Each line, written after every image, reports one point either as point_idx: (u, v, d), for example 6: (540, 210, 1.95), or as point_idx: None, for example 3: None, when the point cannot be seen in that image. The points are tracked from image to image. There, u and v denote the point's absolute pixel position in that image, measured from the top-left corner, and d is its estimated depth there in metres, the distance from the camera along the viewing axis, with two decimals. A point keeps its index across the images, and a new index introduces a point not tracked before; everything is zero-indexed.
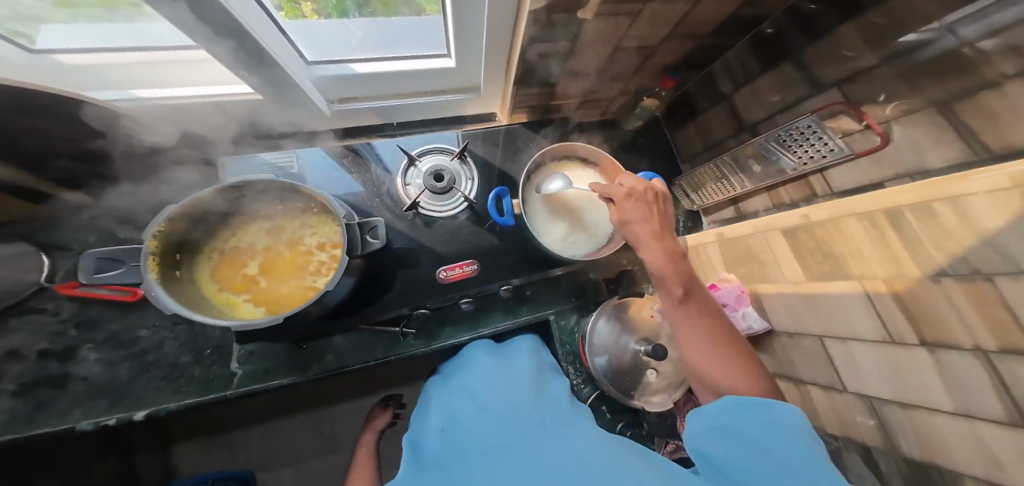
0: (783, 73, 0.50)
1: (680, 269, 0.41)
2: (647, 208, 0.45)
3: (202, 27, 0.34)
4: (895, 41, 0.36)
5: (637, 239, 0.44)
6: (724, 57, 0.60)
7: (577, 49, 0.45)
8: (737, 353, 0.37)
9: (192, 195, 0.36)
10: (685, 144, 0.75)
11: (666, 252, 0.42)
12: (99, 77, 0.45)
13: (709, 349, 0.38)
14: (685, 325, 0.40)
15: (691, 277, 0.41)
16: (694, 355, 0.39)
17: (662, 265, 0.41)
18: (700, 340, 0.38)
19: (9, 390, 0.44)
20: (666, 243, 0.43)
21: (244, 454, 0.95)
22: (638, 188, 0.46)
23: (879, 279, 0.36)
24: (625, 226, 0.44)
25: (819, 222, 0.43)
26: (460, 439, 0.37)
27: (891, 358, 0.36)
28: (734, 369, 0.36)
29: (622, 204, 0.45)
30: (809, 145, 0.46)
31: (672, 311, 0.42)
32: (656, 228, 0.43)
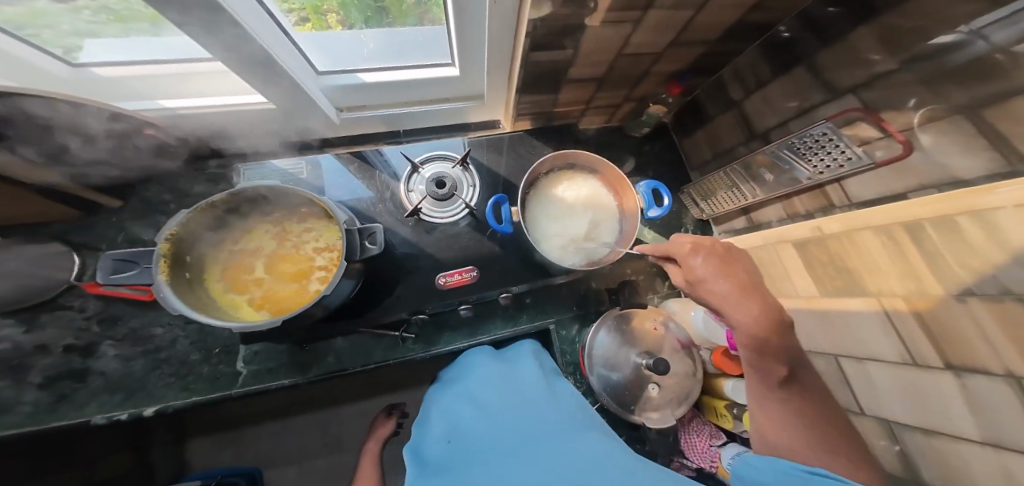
0: (796, 79, 0.48)
1: (776, 341, 0.34)
2: (730, 266, 0.37)
3: (214, 39, 0.36)
4: (915, 46, 0.34)
5: (722, 304, 0.36)
6: (735, 62, 0.58)
7: (579, 56, 0.45)
8: (833, 437, 0.31)
9: (203, 200, 0.39)
10: (694, 152, 0.73)
11: (763, 320, 0.34)
12: (132, 89, 0.47)
13: (805, 434, 0.31)
14: (775, 404, 0.34)
15: (794, 353, 0.34)
16: (769, 430, 0.34)
17: (753, 337, 0.34)
18: (785, 415, 0.33)
19: (36, 382, 0.47)
20: (762, 306, 0.34)
21: (253, 451, 0.97)
22: (706, 241, 0.40)
23: (898, 296, 0.34)
24: (705, 284, 0.38)
25: (833, 235, 0.41)
26: (464, 450, 0.36)
27: (913, 381, 0.34)
28: (836, 457, 0.29)
29: (690, 262, 0.39)
30: (826, 153, 0.44)
31: (761, 391, 0.35)
32: (744, 286, 0.36)
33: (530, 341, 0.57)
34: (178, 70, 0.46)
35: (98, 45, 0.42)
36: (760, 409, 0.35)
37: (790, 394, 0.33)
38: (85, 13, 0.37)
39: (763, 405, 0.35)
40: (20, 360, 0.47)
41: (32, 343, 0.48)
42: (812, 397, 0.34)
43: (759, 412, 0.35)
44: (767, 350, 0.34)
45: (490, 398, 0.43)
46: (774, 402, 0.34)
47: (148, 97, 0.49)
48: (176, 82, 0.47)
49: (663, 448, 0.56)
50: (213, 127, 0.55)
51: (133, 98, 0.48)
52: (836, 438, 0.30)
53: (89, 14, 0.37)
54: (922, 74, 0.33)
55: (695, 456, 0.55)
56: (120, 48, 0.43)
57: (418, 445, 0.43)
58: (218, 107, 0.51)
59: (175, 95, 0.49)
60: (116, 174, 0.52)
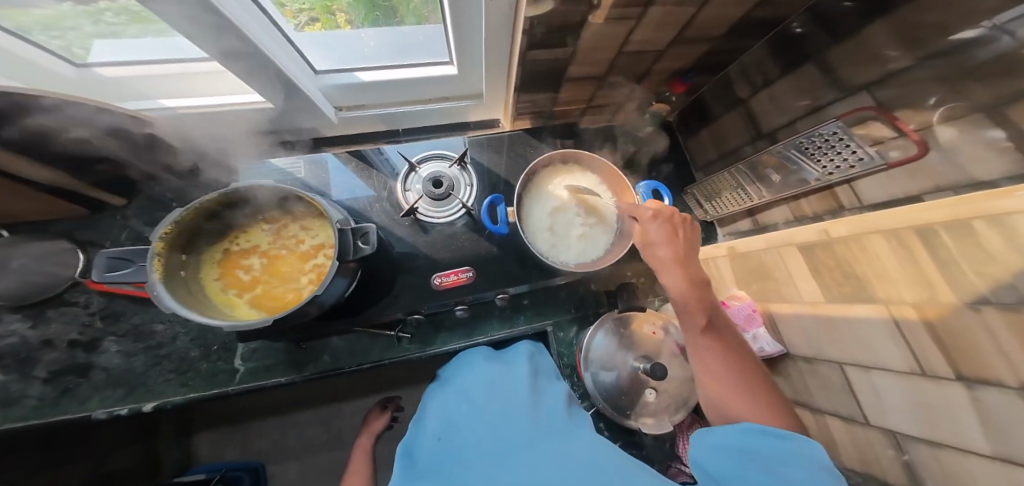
0: (806, 76, 0.46)
1: (699, 293, 0.40)
2: (675, 232, 0.43)
3: (212, 42, 0.36)
4: (934, 41, 0.32)
5: (660, 264, 0.42)
6: (742, 60, 0.57)
7: (578, 54, 0.44)
8: (756, 385, 0.34)
9: (198, 199, 0.39)
10: (699, 152, 0.72)
11: (685, 277, 0.41)
12: (132, 89, 0.48)
13: (734, 381, 0.35)
14: (710, 357, 0.37)
15: (715, 308, 0.40)
16: (712, 390, 0.36)
17: (684, 290, 0.40)
18: (720, 367, 0.36)
19: (41, 376, 0.48)
20: (687, 267, 0.41)
21: (255, 446, 0.98)
22: (665, 210, 0.45)
23: (907, 304, 0.32)
24: (653, 247, 0.43)
25: (841, 239, 0.39)
26: (456, 453, 0.36)
27: (920, 392, 0.32)
28: (757, 402, 0.33)
29: (646, 225, 0.44)
30: (835, 153, 0.42)
31: (693, 343, 0.39)
32: (680, 251, 0.42)
33: (536, 342, 0.56)
34: (178, 70, 0.47)
35: (106, 45, 0.43)
36: (700, 365, 0.38)
37: (714, 342, 0.38)
38: (106, 15, 0.38)
39: (700, 360, 0.38)
40: (28, 354, 0.49)
41: (39, 339, 0.49)
42: (732, 347, 0.38)
43: (698, 366, 0.38)
44: (696, 302, 0.40)
45: (483, 398, 0.43)
46: (708, 353, 0.37)
47: (149, 96, 0.50)
48: (175, 81, 0.48)
49: (661, 454, 0.55)
50: (212, 125, 0.55)
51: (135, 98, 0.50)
52: (769, 396, 0.34)
53: (110, 15, 0.38)
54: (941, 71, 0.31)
55: None
56: (120, 47, 0.44)
57: (412, 441, 0.43)
58: (217, 106, 0.53)
59: (175, 94, 0.51)
60: (120, 173, 0.53)
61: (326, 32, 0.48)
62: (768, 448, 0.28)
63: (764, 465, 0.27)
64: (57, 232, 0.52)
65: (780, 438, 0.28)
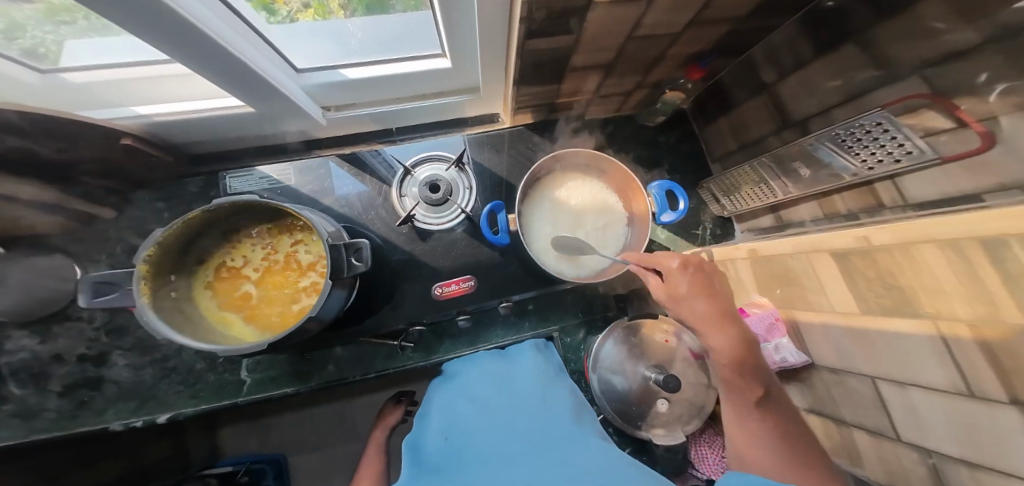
0: (842, 57, 0.40)
1: (748, 362, 0.38)
2: (708, 285, 0.42)
3: (178, 52, 0.32)
4: (998, 11, 0.25)
5: (700, 320, 0.41)
6: (768, 40, 0.50)
7: (581, 42, 0.39)
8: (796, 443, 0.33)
9: (180, 217, 0.36)
10: (716, 142, 0.66)
11: (733, 341, 0.39)
12: (95, 96, 0.42)
13: (773, 450, 0.33)
14: (751, 423, 0.35)
15: (764, 373, 0.38)
16: (743, 449, 0.34)
17: (729, 353, 0.39)
18: (760, 434, 0.34)
19: (56, 390, 0.49)
20: (730, 328, 0.40)
21: (278, 439, 1.02)
22: (693, 259, 0.44)
23: (961, 322, 0.28)
24: (687, 301, 0.42)
25: (882, 247, 0.35)
26: (467, 445, 0.34)
27: (962, 411, 0.29)
28: (803, 466, 0.31)
29: (674, 277, 0.43)
30: (877, 146, 0.36)
31: (737, 408, 0.37)
32: (721, 309, 0.41)
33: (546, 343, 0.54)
34: (148, 73, 0.42)
35: (77, 45, 0.38)
36: (738, 429, 0.36)
37: (766, 415, 0.36)
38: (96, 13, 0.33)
39: (739, 425, 0.36)
40: (40, 370, 0.50)
41: (48, 353, 0.50)
42: (789, 421, 0.36)
43: (737, 433, 0.36)
44: (745, 369, 0.38)
45: (492, 399, 0.40)
46: (753, 421, 0.35)
47: (120, 104, 0.45)
48: (147, 86, 0.43)
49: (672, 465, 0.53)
50: (191, 130, 0.51)
51: (104, 106, 0.45)
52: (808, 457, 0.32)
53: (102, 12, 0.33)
54: (1001, 51, 0.26)
55: (705, 468, 0.53)
56: (93, 49, 0.39)
57: (417, 436, 0.41)
58: (197, 112, 0.48)
59: (149, 100, 0.45)
60: (111, 184, 0.52)
61: (317, 20, 0.44)
62: None
63: None
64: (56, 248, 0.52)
65: None
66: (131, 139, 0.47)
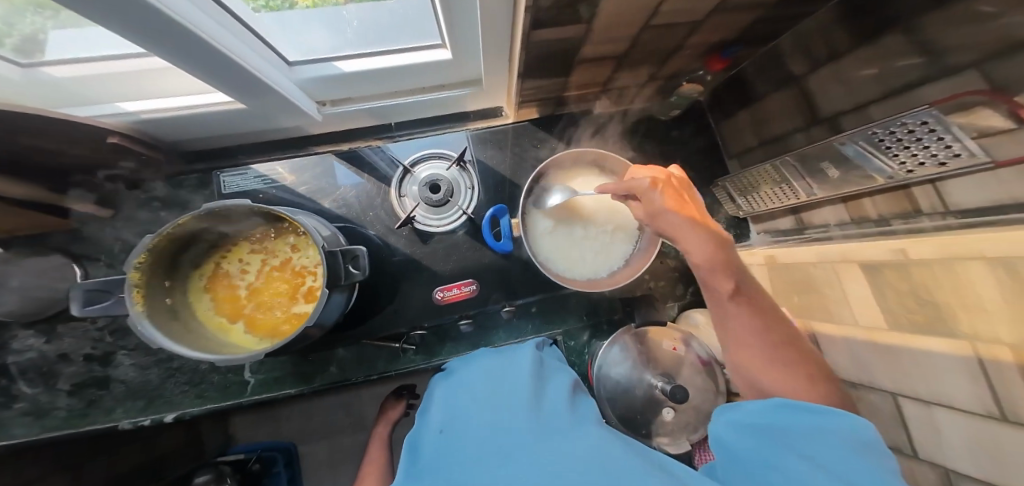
0: (883, 49, 0.35)
1: (726, 259, 0.35)
2: (681, 197, 0.39)
3: (170, 56, 0.31)
4: None
5: (679, 228, 0.37)
6: (798, 27, 0.45)
7: (592, 32, 0.35)
8: (794, 350, 0.31)
9: (169, 223, 0.35)
10: (735, 137, 0.63)
11: (710, 242, 0.35)
12: (78, 91, 0.40)
13: (760, 350, 0.32)
14: (736, 321, 0.34)
15: (739, 266, 0.35)
16: (741, 360, 0.33)
17: (708, 256, 0.35)
18: (747, 333, 0.33)
19: (66, 389, 0.50)
20: (709, 229, 0.36)
21: (288, 427, 1.05)
22: (662, 176, 0.40)
23: (1001, 344, 0.25)
24: (662, 211, 0.38)
25: (920, 261, 0.32)
26: (462, 444, 0.32)
27: (989, 436, 0.26)
28: (792, 371, 0.30)
29: (647, 196, 0.39)
30: (918, 148, 0.32)
31: (719, 308, 0.35)
32: (696, 214, 0.37)
33: (551, 343, 0.53)
34: (137, 67, 0.40)
35: (64, 36, 0.36)
36: (727, 333, 0.34)
37: (743, 310, 0.33)
38: None
39: (728, 331, 0.34)
40: (48, 368, 0.50)
41: (56, 353, 0.51)
42: (768, 317, 0.33)
43: (726, 338, 0.35)
44: (722, 266, 0.35)
45: (489, 393, 0.38)
46: (735, 322, 0.34)
47: (104, 100, 0.43)
48: (133, 81, 0.41)
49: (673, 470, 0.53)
50: (182, 128, 0.49)
51: (85, 103, 0.42)
52: (800, 359, 0.31)
53: None
54: None
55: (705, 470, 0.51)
56: (81, 40, 0.37)
57: (417, 434, 0.39)
58: (188, 108, 0.46)
59: (135, 96, 0.43)
60: None
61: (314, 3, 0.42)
62: (788, 421, 0.26)
63: (782, 441, 0.25)
64: (55, 247, 0.51)
65: (806, 413, 0.25)
66: (119, 137, 0.45)
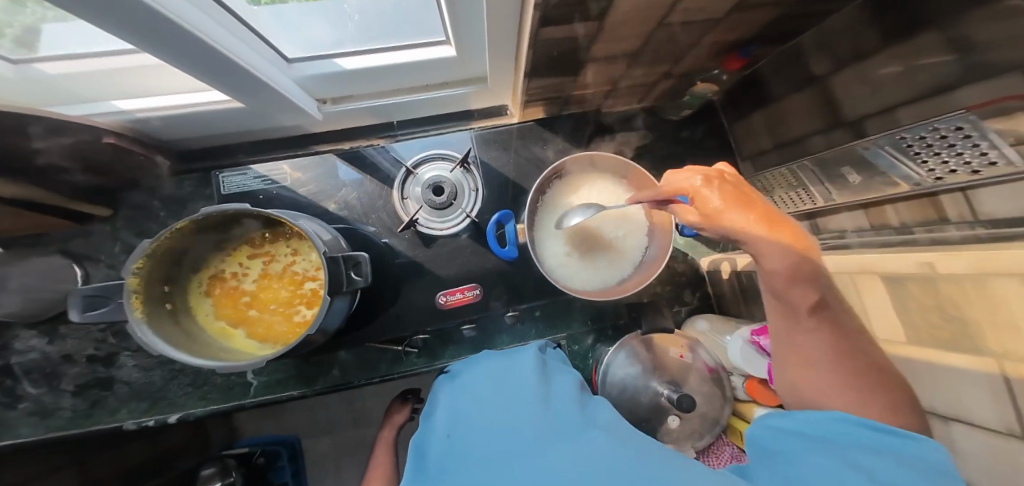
0: (912, 50, 0.33)
1: (809, 270, 0.29)
2: (744, 194, 0.33)
3: (171, 59, 0.30)
4: None
5: (746, 233, 0.30)
6: (820, 24, 0.43)
7: (604, 29, 0.33)
8: (877, 376, 0.27)
9: (166, 227, 0.34)
10: (749, 138, 0.62)
11: (793, 249, 0.29)
12: (71, 90, 0.39)
13: (833, 370, 0.28)
14: (808, 337, 0.30)
15: (825, 277, 0.30)
16: (808, 382, 0.30)
17: (783, 266, 0.29)
18: (819, 350, 0.29)
19: (70, 389, 0.50)
20: (785, 233, 0.30)
21: (291, 422, 1.05)
22: (716, 172, 0.34)
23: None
24: (721, 215, 0.31)
25: (950, 276, 0.28)
26: (467, 448, 0.28)
27: (1012, 458, 0.25)
28: (870, 397, 0.26)
29: (702, 194, 0.33)
30: (952, 153, 0.30)
31: (790, 321, 0.31)
32: (766, 214, 0.31)
33: (554, 345, 0.51)
34: (131, 63, 0.38)
35: (59, 30, 0.34)
36: (796, 345, 0.31)
37: (822, 326, 0.29)
38: None
39: (795, 346, 0.31)
40: (52, 369, 0.50)
41: (59, 354, 0.51)
42: (846, 334, 0.29)
43: (788, 350, 0.32)
44: (806, 278, 0.29)
45: (494, 393, 0.35)
46: (803, 338, 0.30)
47: (97, 99, 0.41)
48: (129, 79, 0.40)
49: None
50: (178, 125, 0.48)
51: (78, 101, 0.41)
52: (886, 386, 0.27)
53: None
54: None
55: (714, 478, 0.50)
56: (76, 34, 0.35)
57: (422, 439, 0.35)
58: (187, 106, 0.45)
59: (133, 95, 0.42)
60: (102, 181, 0.50)
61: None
62: (853, 436, 0.24)
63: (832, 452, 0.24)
64: (55, 248, 0.51)
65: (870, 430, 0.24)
66: (113, 137, 0.44)
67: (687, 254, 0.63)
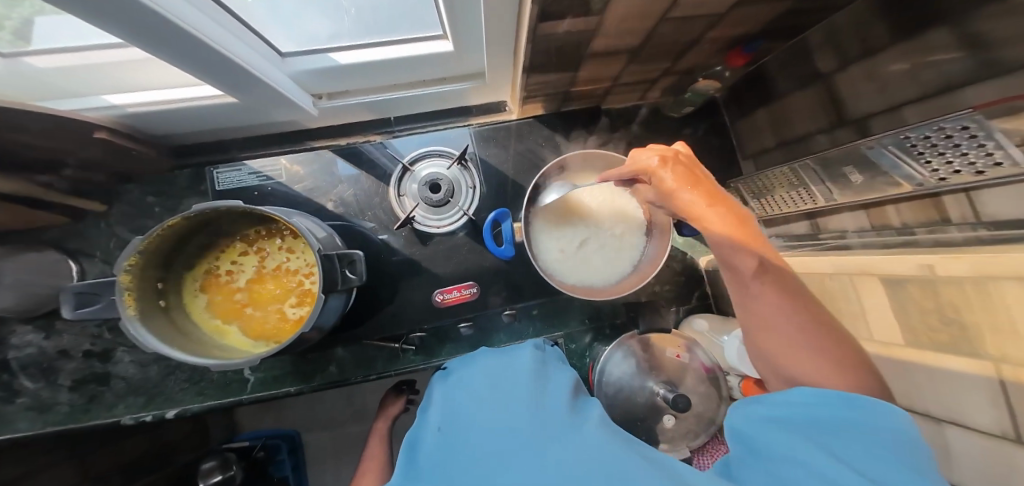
0: (920, 47, 0.32)
1: (749, 235, 0.30)
2: (694, 172, 0.36)
3: (175, 59, 0.30)
4: None
5: (693, 208, 0.33)
6: (827, 20, 0.42)
7: (605, 24, 0.32)
8: (831, 330, 0.24)
9: (159, 224, 0.33)
10: (753, 137, 0.61)
11: (729, 215, 0.31)
12: (61, 83, 0.38)
13: (789, 335, 0.25)
14: (755, 300, 0.28)
15: (767, 241, 0.29)
16: (772, 347, 0.26)
17: (726, 232, 0.30)
18: (768, 313, 0.26)
19: (67, 384, 0.51)
20: (723, 205, 0.32)
21: (290, 417, 1.05)
22: (671, 153, 0.38)
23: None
24: (675, 193, 0.35)
25: (947, 278, 0.28)
26: (461, 443, 0.27)
27: (1007, 461, 0.25)
28: (830, 358, 0.23)
29: (659, 173, 0.37)
30: (955, 154, 0.30)
31: (739, 286, 0.29)
32: (710, 191, 0.34)
33: (552, 343, 0.51)
34: (120, 57, 0.37)
35: (54, 22, 0.34)
36: (750, 313, 0.28)
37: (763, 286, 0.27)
38: None
39: (748, 308, 0.29)
40: (49, 364, 0.50)
41: (55, 349, 0.51)
42: (799, 298, 0.26)
43: (751, 323, 0.28)
44: (745, 238, 0.29)
45: (488, 388, 0.35)
46: (754, 302, 0.28)
47: (88, 93, 0.41)
48: (120, 73, 0.39)
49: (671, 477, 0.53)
50: (172, 120, 0.48)
51: (68, 96, 0.41)
52: (844, 349, 0.23)
53: None
54: None
55: None
56: (67, 28, 0.35)
57: (417, 432, 0.35)
58: (180, 101, 0.44)
59: (124, 89, 0.42)
60: (96, 176, 0.49)
61: None
62: (824, 418, 0.20)
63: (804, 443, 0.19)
64: (50, 243, 0.51)
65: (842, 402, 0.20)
66: (105, 133, 0.43)
67: (687, 254, 0.62)
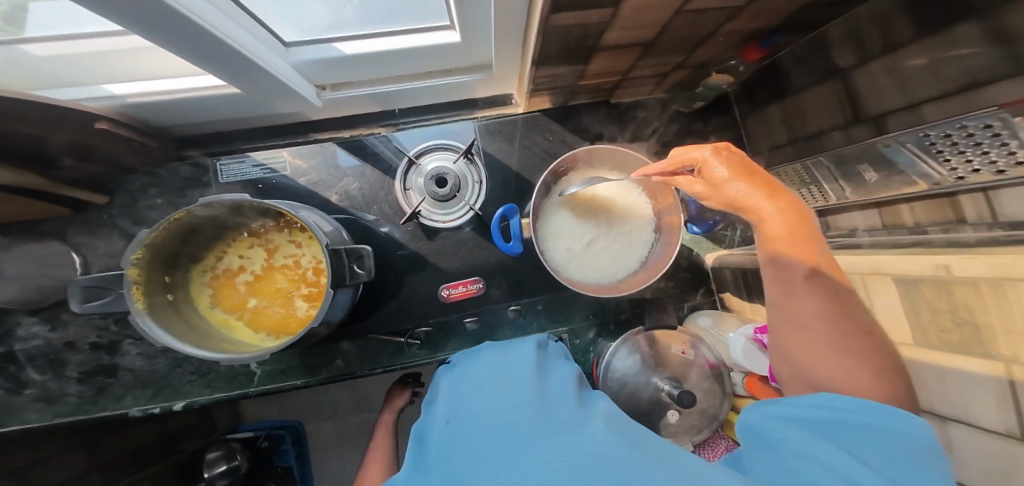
0: (944, 45, 0.31)
1: (807, 231, 0.30)
2: (748, 165, 0.35)
3: (179, 49, 0.30)
4: None
5: (747, 200, 0.33)
6: (848, 14, 0.40)
7: (620, 15, 0.31)
8: (873, 342, 0.25)
9: (165, 217, 0.33)
10: (764, 133, 0.60)
11: (787, 211, 0.31)
12: (62, 72, 0.38)
13: (819, 332, 0.27)
14: (793, 301, 0.29)
15: (823, 244, 0.30)
16: (789, 344, 0.29)
17: (783, 226, 0.31)
18: (804, 314, 0.28)
19: (75, 376, 0.51)
20: (782, 199, 0.32)
21: (295, 408, 1.06)
22: (722, 145, 0.37)
23: None
24: (726, 183, 0.34)
25: (962, 279, 0.28)
26: (464, 436, 0.27)
27: (1011, 458, 0.25)
28: (857, 365, 0.24)
29: (711, 162, 0.36)
30: (976, 152, 0.29)
31: (779, 285, 0.30)
32: (767, 183, 0.33)
33: (557, 339, 0.51)
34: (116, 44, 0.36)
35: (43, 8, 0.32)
36: (782, 311, 0.30)
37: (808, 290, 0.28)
38: None
39: (784, 310, 0.30)
40: (56, 356, 0.51)
41: (61, 341, 0.51)
42: (847, 308, 0.27)
43: (781, 319, 0.30)
44: (806, 239, 0.30)
45: (493, 382, 0.35)
46: (792, 302, 0.29)
47: (89, 82, 0.40)
48: (118, 61, 0.38)
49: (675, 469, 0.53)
50: (173, 111, 0.47)
51: (67, 85, 0.40)
52: (875, 358, 0.24)
53: None
54: None
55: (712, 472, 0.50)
56: (60, 14, 0.33)
57: (424, 424, 0.35)
58: (183, 91, 0.43)
59: (125, 78, 0.41)
60: (98, 167, 0.48)
61: None
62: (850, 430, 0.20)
63: (828, 446, 0.19)
64: (51, 235, 0.50)
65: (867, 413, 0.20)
66: (106, 123, 0.42)
67: (693, 250, 0.62)
